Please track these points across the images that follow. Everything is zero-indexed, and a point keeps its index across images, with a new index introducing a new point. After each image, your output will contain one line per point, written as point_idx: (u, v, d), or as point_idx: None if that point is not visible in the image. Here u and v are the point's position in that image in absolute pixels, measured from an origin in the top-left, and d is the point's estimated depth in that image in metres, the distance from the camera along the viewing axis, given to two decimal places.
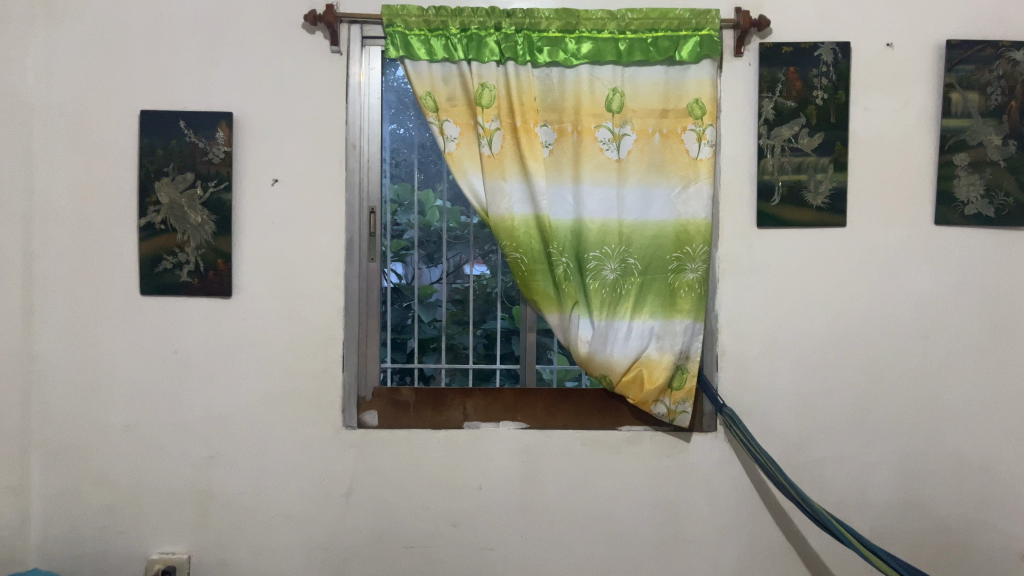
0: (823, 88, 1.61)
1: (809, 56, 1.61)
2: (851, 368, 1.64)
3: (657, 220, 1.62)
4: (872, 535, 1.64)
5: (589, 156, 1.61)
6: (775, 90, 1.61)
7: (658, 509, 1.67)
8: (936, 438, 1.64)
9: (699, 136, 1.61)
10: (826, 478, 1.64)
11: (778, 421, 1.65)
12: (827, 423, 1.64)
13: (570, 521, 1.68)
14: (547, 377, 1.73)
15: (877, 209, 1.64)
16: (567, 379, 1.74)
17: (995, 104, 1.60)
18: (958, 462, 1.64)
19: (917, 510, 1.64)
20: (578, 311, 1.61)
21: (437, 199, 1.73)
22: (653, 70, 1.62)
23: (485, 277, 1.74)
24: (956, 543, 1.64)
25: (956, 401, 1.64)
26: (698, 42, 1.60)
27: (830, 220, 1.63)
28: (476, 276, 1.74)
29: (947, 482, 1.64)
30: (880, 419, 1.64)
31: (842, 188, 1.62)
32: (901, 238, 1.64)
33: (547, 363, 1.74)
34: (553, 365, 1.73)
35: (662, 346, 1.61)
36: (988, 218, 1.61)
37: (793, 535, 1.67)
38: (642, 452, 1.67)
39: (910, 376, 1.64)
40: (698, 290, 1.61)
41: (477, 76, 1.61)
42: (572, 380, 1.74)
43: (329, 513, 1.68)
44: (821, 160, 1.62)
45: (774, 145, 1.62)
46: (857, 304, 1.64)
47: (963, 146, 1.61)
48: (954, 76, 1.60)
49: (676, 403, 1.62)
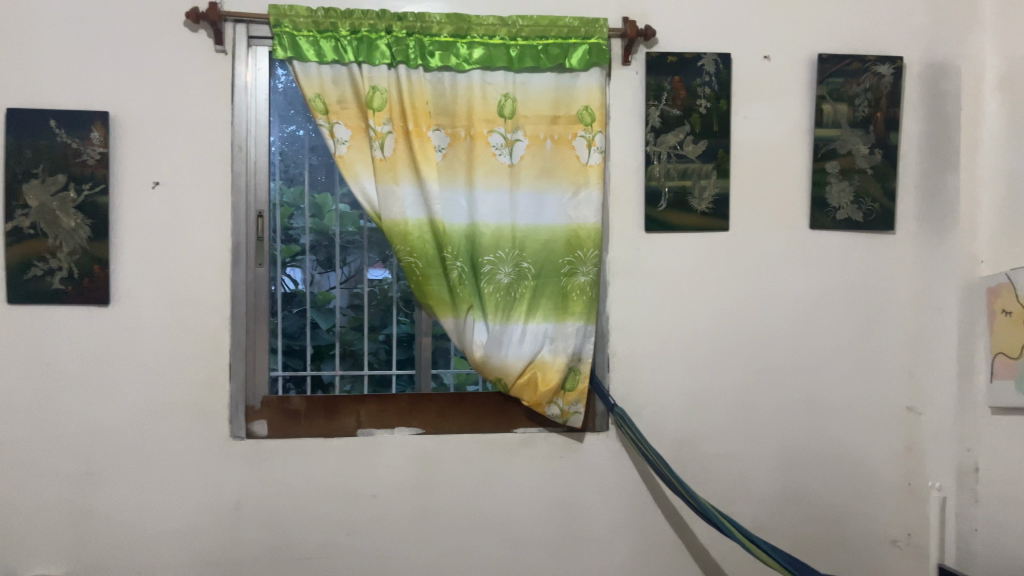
0: (706, 97, 1.67)
1: (692, 66, 1.67)
2: (734, 367, 1.71)
3: (549, 225, 1.64)
4: (755, 527, 1.71)
5: (482, 161, 1.62)
6: (661, 99, 1.66)
7: (553, 509, 1.69)
8: (813, 431, 1.73)
9: (589, 143, 1.65)
10: (712, 474, 1.70)
11: (666, 420, 1.70)
12: (713, 420, 1.70)
13: (466, 525, 1.68)
14: (447, 381, 1.73)
15: (757, 214, 1.71)
16: (467, 384, 1.73)
17: (862, 115, 1.69)
18: (833, 454, 1.73)
19: (797, 501, 1.72)
20: (473, 315, 1.62)
21: (335, 203, 1.70)
22: (544, 76, 1.64)
23: (385, 282, 1.72)
24: (833, 530, 1.73)
25: (831, 396, 1.73)
26: (587, 50, 1.63)
27: (713, 224, 1.69)
28: (374, 281, 1.72)
29: (824, 473, 1.73)
30: (762, 416, 1.71)
31: (724, 193, 1.69)
32: (779, 242, 1.72)
33: (445, 367, 1.73)
34: (451, 369, 1.73)
35: (556, 348, 1.63)
36: (857, 223, 1.71)
37: (682, 530, 1.72)
38: (537, 454, 1.69)
39: (788, 374, 1.72)
40: (589, 292, 1.65)
41: (367, 79, 1.59)
42: (473, 385, 1.74)
43: (217, 527, 1.63)
44: (704, 167, 1.68)
45: (661, 152, 1.67)
46: (740, 305, 1.71)
47: (834, 154, 1.70)
48: (825, 88, 1.69)
49: (569, 404, 1.64)
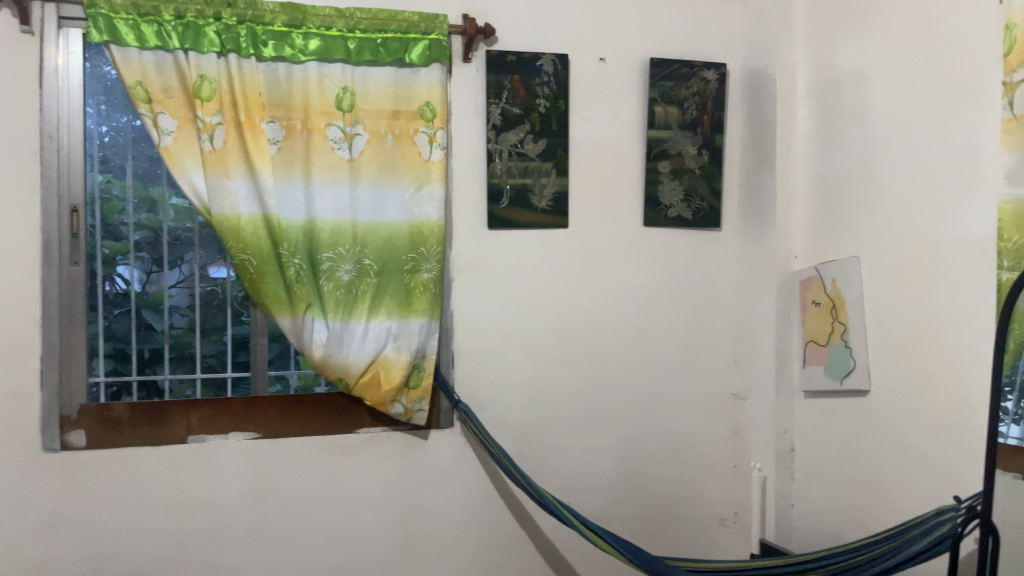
0: (545, 97, 1.70)
1: (531, 66, 1.70)
2: (574, 360, 1.75)
3: (390, 221, 1.62)
4: (596, 515, 1.76)
5: (319, 155, 1.58)
6: (501, 97, 1.68)
7: (397, 509, 1.68)
8: (649, 420, 1.80)
9: (431, 139, 1.64)
10: (554, 465, 1.74)
11: (509, 415, 1.72)
12: (554, 413, 1.74)
13: (306, 530, 1.63)
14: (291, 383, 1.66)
15: (595, 212, 1.76)
16: (315, 384, 1.66)
17: (690, 118, 1.78)
18: (667, 440, 1.81)
19: (635, 487, 1.79)
20: (312, 314, 1.57)
21: (172, 197, 1.60)
22: (383, 71, 1.62)
23: (229, 282, 1.64)
24: (667, 514, 1.81)
25: (664, 385, 1.81)
26: (427, 46, 1.62)
27: (552, 221, 1.72)
28: (219, 280, 1.64)
29: (659, 459, 1.81)
30: (601, 407, 1.77)
31: (563, 191, 1.73)
32: (616, 239, 1.78)
33: (290, 368, 1.66)
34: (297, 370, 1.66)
35: (399, 346, 1.61)
36: (687, 220, 1.80)
37: (525, 522, 1.75)
38: (380, 453, 1.66)
39: (626, 366, 1.79)
40: (433, 289, 1.64)
41: (195, 67, 1.51)
42: (321, 385, 1.67)
43: (29, 548, 1.50)
44: (544, 165, 1.71)
45: (502, 150, 1.69)
46: (579, 299, 1.76)
47: (666, 155, 1.77)
48: (657, 90, 1.76)
49: (412, 402, 1.63)
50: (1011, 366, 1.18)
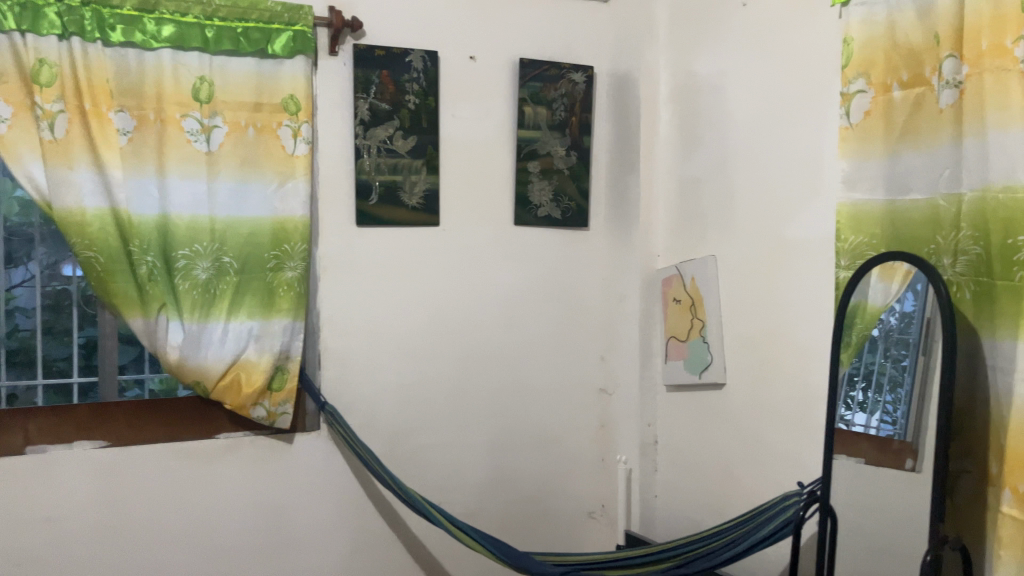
0: (415, 93, 1.69)
1: (400, 61, 1.67)
2: (444, 359, 1.75)
3: (252, 216, 1.56)
4: (467, 513, 1.76)
5: (174, 147, 1.50)
6: (369, 92, 1.65)
7: (260, 516, 1.62)
8: (519, 417, 1.82)
9: (295, 132, 1.59)
10: (424, 465, 1.73)
11: (378, 416, 1.69)
12: (425, 413, 1.73)
13: (161, 542, 1.55)
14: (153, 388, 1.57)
15: (465, 211, 1.76)
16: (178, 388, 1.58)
17: (559, 119, 1.81)
18: (537, 436, 1.84)
19: (505, 484, 1.80)
20: (166, 314, 1.49)
21: (17, 190, 1.48)
22: (244, 61, 1.55)
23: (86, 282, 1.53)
24: (537, 509, 1.84)
25: (534, 382, 1.83)
26: (291, 37, 1.57)
27: (422, 220, 1.71)
28: (77, 279, 1.52)
29: (529, 456, 1.83)
30: (471, 405, 1.77)
31: (433, 189, 1.71)
32: (486, 237, 1.78)
33: (152, 372, 1.57)
34: (159, 374, 1.57)
35: (261, 348, 1.56)
36: (556, 220, 1.83)
37: (395, 524, 1.73)
38: (242, 459, 1.60)
39: (496, 364, 1.79)
40: (297, 288, 1.59)
41: (32, 50, 1.40)
42: (184, 388, 1.57)
43: None
44: (414, 163, 1.69)
45: (370, 146, 1.66)
46: (449, 298, 1.75)
47: (535, 155, 1.79)
48: (526, 91, 1.78)
49: (276, 405, 1.58)
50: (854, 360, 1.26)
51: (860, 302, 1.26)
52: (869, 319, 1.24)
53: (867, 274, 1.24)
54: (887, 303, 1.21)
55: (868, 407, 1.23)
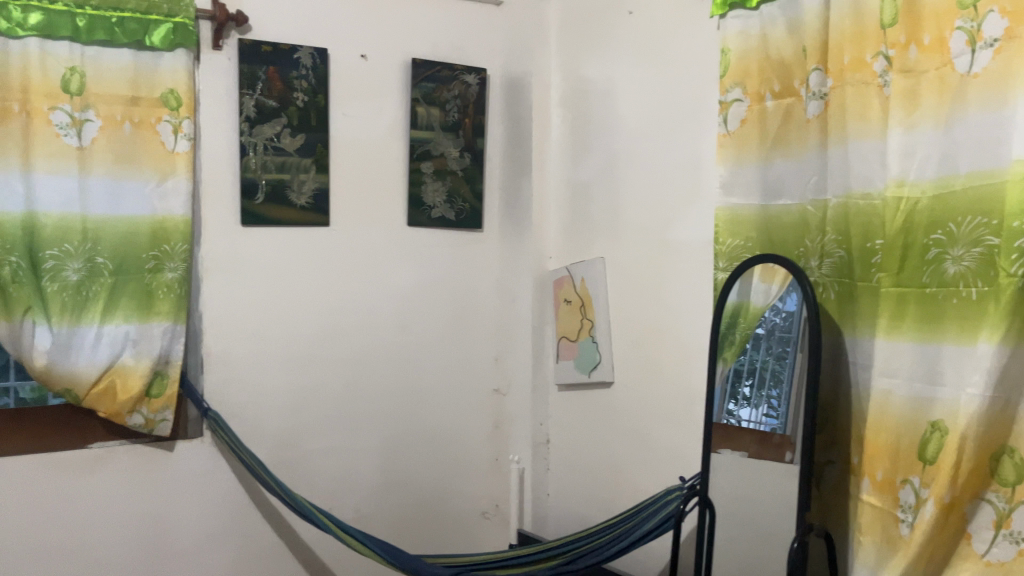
0: (303, 91, 1.65)
1: (288, 58, 1.63)
2: (335, 362, 1.72)
3: (129, 215, 1.49)
4: (358, 518, 1.74)
5: (41, 141, 1.42)
6: (255, 89, 1.60)
7: (138, 528, 1.55)
8: (412, 419, 1.81)
9: (175, 128, 1.53)
10: (314, 470, 1.69)
11: (265, 420, 1.65)
12: (314, 417, 1.70)
13: (27, 559, 1.47)
14: (25, 398, 1.45)
15: (356, 211, 1.74)
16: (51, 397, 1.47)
17: (452, 120, 1.81)
18: (431, 438, 1.83)
19: (398, 487, 1.79)
20: (33, 319, 1.40)
21: None
22: (119, 53, 1.48)
23: None
24: (431, 511, 1.83)
25: (428, 383, 1.83)
26: (171, 30, 1.51)
27: (312, 220, 1.68)
28: None
29: (422, 458, 1.82)
30: (363, 408, 1.75)
31: (323, 189, 1.68)
32: (378, 238, 1.76)
33: (24, 380, 1.45)
34: (32, 383, 1.45)
35: (138, 353, 1.49)
36: (450, 221, 1.83)
37: (284, 530, 1.69)
38: (118, 469, 1.53)
39: (389, 365, 1.78)
40: (178, 290, 1.53)
41: None
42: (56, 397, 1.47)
43: None
44: (302, 161, 1.66)
45: (256, 144, 1.61)
46: (340, 300, 1.72)
47: (428, 155, 1.79)
48: (418, 91, 1.77)
49: (154, 412, 1.52)
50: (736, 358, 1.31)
51: (742, 303, 1.30)
52: (752, 318, 1.28)
53: (750, 273, 1.29)
54: (768, 302, 1.26)
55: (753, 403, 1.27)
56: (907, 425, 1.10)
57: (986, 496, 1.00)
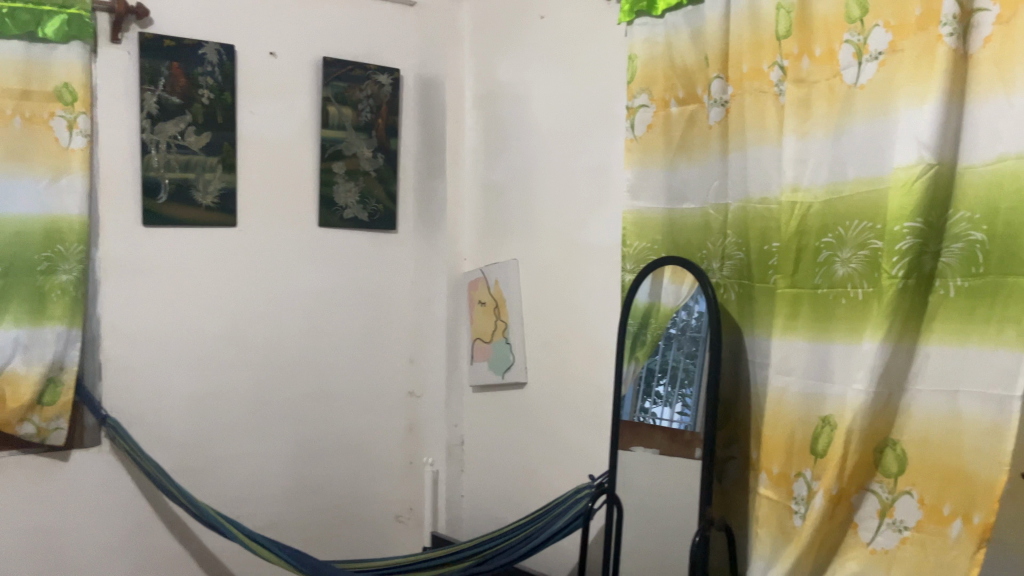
0: (209, 87, 1.61)
1: (193, 53, 1.59)
2: (243, 366, 1.68)
3: (19, 214, 1.42)
4: (268, 525, 1.70)
5: None
6: (157, 85, 1.55)
7: (29, 541, 1.48)
8: (324, 423, 1.78)
9: (71, 124, 1.47)
10: (220, 477, 1.65)
11: (168, 427, 1.60)
12: (221, 422, 1.65)
13: None
14: None
15: (265, 212, 1.70)
16: None
17: (365, 120, 1.79)
18: (344, 442, 1.81)
19: (309, 493, 1.76)
20: None
21: None
22: (8, 44, 1.41)
23: None
24: (343, 516, 1.81)
25: (340, 386, 1.80)
26: (66, 21, 1.44)
27: (219, 220, 1.63)
28: None
29: (335, 462, 1.79)
30: (273, 412, 1.71)
31: (230, 188, 1.64)
32: (288, 239, 1.73)
33: None
34: None
35: (30, 359, 1.43)
36: (363, 222, 1.81)
37: (189, 540, 1.64)
38: (7, 480, 1.46)
39: (300, 369, 1.75)
40: (73, 293, 1.47)
41: None
42: None
43: None
44: (208, 160, 1.61)
45: (159, 141, 1.56)
46: (249, 302, 1.68)
47: (340, 155, 1.77)
48: (329, 90, 1.75)
49: (47, 421, 1.45)
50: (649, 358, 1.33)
51: (654, 303, 1.33)
52: (663, 318, 1.30)
53: (661, 272, 1.31)
54: (677, 304, 1.28)
55: (669, 402, 1.28)
56: (800, 420, 1.15)
57: (871, 486, 1.05)
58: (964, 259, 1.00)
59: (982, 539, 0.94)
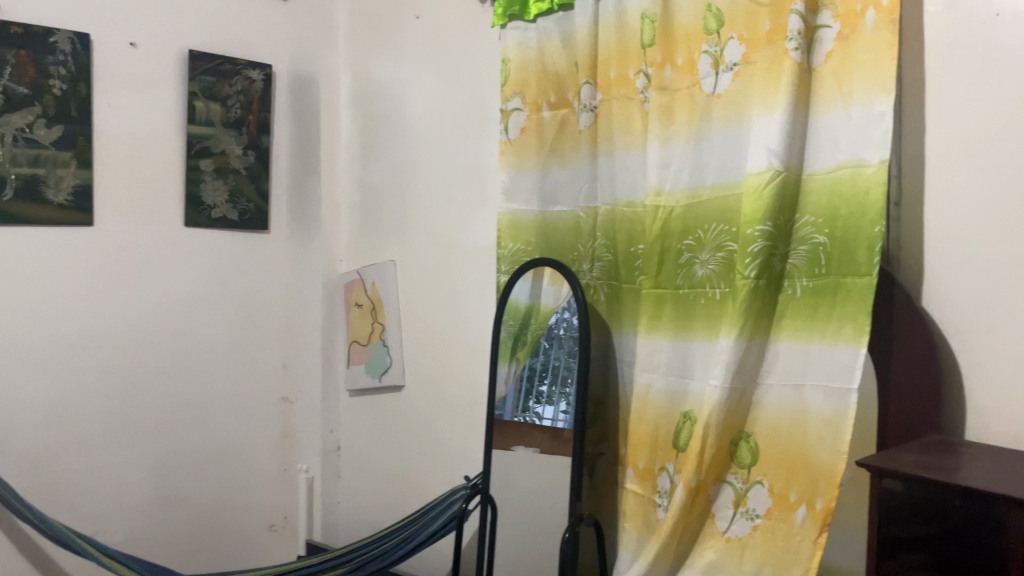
0: (60, 78, 1.51)
1: (42, 41, 1.49)
2: (101, 374, 1.58)
3: None
4: (129, 541, 1.62)
5: None
6: (2, 73, 1.44)
7: None
8: (191, 432, 1.71)
9: None
10: (76, 492, 1.55)
11: (15, 441, 1.49)
12: (77, 434, 1.55)
13: None
14: None
15: (126, 210, 1.61)
16: None
17: (234, 116, 1.73)
18: (213, 451, 1.74)
19: (176, 505, 1.68)
20: None
21: None
22: None
23: None
24: (213, 528, 1.73)
25: (209, 393, 1.73)
26: None
27: (73, 219, 1.54)
28: None
29: (204, 472, 1.72)
30: (135, 421, 1.63)
31: (86, 186, 1.55)
32: (152, 239, 1.65)
33: None
34: None
35: None
36: (233, 221, 1.74)
37: (40, 560, 1.54)
38: None
39: (165, 376, 1.67)
40: None
41: None
42: None
43: None
44: (61, 155, 1.52)
45: (4, 134, 1.45)
46: (107, 306, 1.59)
47: (208, 152, 1.70)
48: (196, 85, 1.67)
49: None
50: (530, 358, 1.35)
51: (535, 304, 1.35)
52: (542, 319, 1.32)
53: (542, 274, 1.33)
54: (557, 304, 1.30)
55: (550, 401, 1.29)
56: (663, 417, 1.19)
57: (727, 477, 1.11)
58: (808, 260, 1.07)
59: (823, 523, 0.99)
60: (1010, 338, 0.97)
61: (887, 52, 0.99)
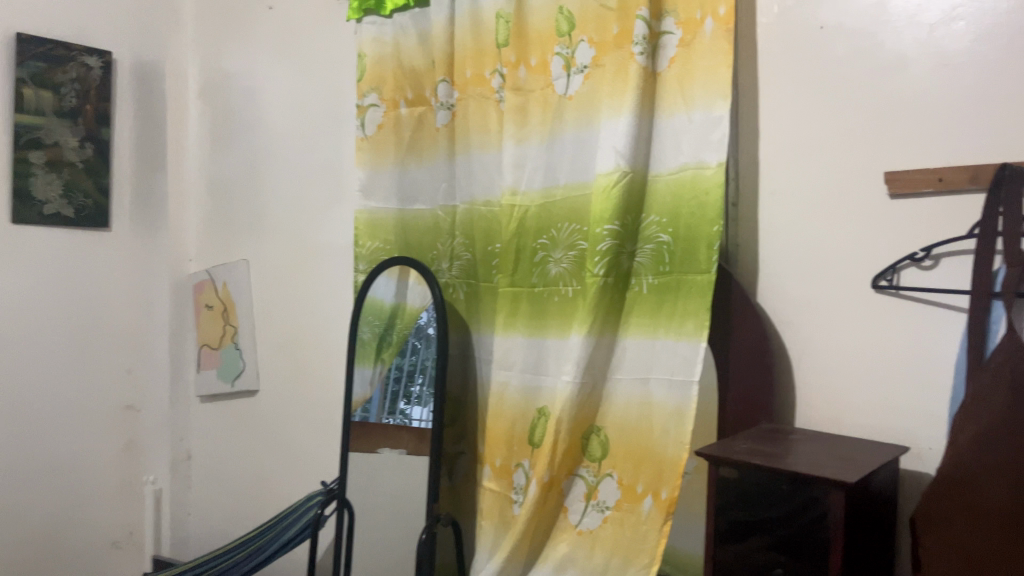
0: None
1: None
2: None
3: None
4: None
5: None
6: None
7: None
8: (22, 446, 1.57)
9: None
10: None
11: None
12: None
13: None
14: None
15: None
16: None
17: (69, 106, 1.61)
18: (49, 466, 1.61)
19: (5, 527, 1.54)
20: None
21: None
22: None
23: None
24: (49, 549, 1.60)
25: (43, 404, 1.60)
26: None
27: None
28: None
29: (38, 489, 1.59)
30: None
31: None
32: None
33: None
34: None
35: None
36: (68, 219, 1.62)
37: None
38: None
39: None
40: None
41: None
42: None
43: None
44: None
45: None
46: None
47: (38, 144, 1.57)
48: (24, 71, 1.54)
49: None
50: (398, 359, 1.32)
51: (401, 304, 1.33)
52: (409, 318, 1.31)
53: (408, 273, 1.32)
54: (424, 303, 1.30)
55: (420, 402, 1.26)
56: (519, 414, 1.20)
57: (580, 471, 1.13)
58: (653, 258, 1.11)
59: (667, 512, 1.03)
60: (833, 330, 1.04)
61: (724, 60, 1.04)
